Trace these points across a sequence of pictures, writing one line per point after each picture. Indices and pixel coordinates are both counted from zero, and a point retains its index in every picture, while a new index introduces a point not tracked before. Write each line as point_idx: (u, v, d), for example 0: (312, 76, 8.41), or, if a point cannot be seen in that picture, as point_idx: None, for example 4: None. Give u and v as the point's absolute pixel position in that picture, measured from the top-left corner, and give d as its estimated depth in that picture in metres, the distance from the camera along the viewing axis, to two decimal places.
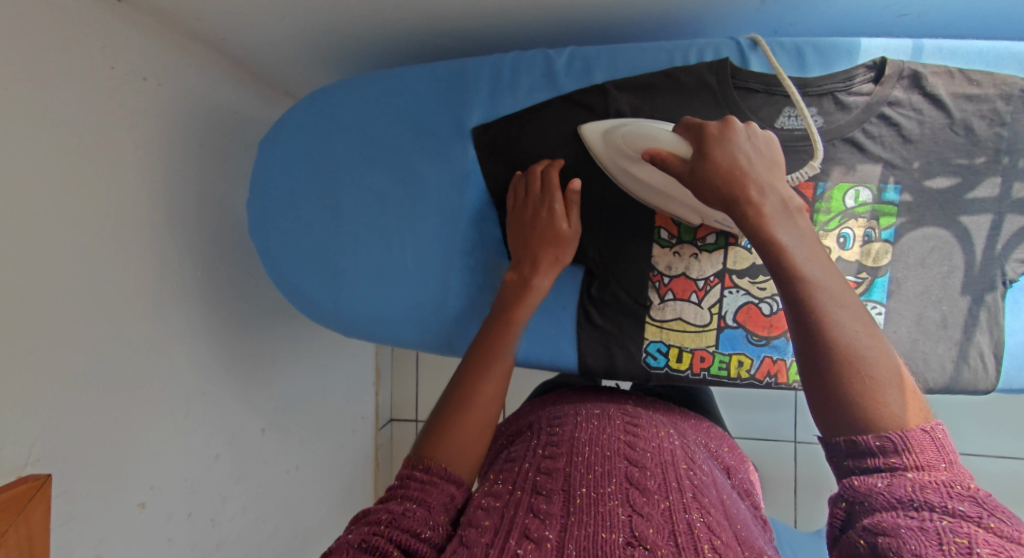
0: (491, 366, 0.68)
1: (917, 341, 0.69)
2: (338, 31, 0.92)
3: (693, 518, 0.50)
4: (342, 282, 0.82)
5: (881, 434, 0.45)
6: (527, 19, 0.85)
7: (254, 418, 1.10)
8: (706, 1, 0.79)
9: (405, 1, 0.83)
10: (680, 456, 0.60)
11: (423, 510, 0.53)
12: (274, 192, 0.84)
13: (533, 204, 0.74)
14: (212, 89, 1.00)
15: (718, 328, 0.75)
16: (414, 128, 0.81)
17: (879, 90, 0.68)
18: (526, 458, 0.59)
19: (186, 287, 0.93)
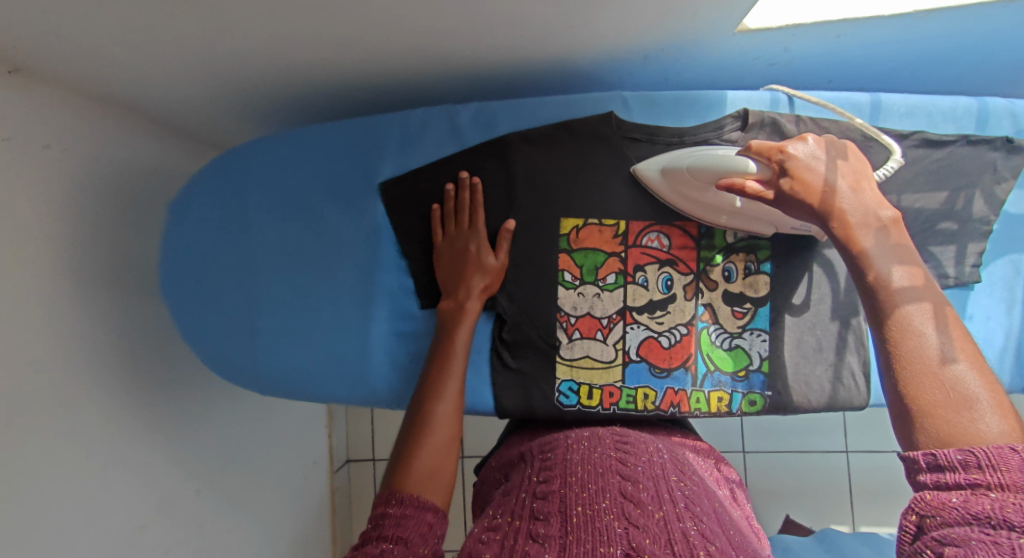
0: (435, 418, 0.69)
1: (798, 365, 0.76)
2: (253, 88, 0.94)
3: (686, 527, 0.55)
4: (260, 341, 0.82)
5: (965, 450, 0.47)
6: (433, 76, 0.90)
7: (186, 480, 1.06)
8: (596, 56, 0.84)
9: (315, 61, 0.85)
10: (668, 468, 0.65)
11: (403, 547, 0.55)
12: (183, 256, 0.82)
13: (458, 243, 0.78)
14: (126, 147, 0.99)
15: (623, 363, 0.79)
16: (327, 185, 0.82)
17: (744, 137, 0.76)
18: (523, 488, 0.63)
19: (97, 352, 0.90)
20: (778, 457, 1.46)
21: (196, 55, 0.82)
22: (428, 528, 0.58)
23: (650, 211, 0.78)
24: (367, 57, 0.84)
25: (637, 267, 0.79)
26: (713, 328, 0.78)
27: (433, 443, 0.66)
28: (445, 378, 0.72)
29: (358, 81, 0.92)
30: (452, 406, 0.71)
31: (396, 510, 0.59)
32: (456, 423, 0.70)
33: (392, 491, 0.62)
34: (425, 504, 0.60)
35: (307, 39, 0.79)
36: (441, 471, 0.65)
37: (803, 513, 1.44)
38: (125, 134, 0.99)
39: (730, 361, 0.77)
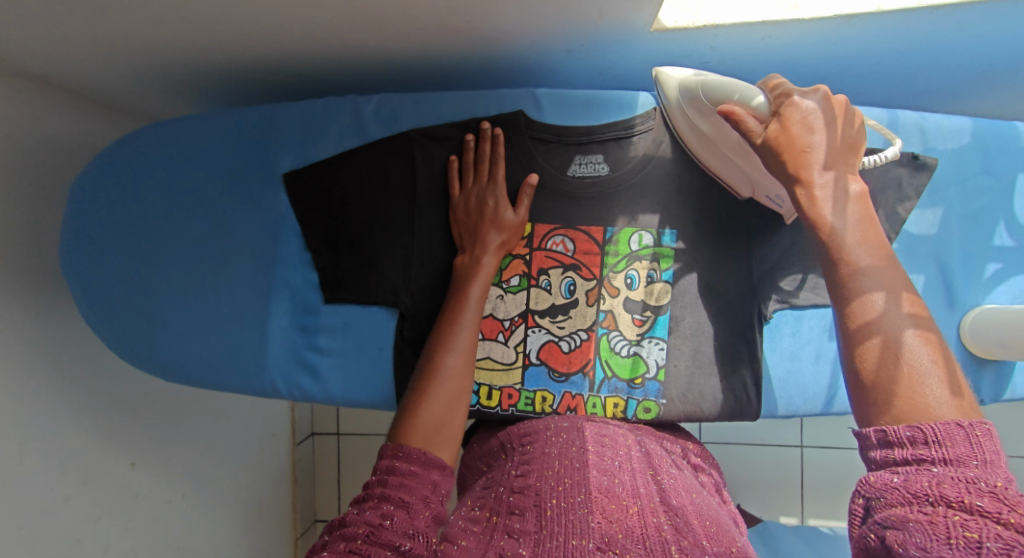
0: (444, 371, 0.66)
1: (693, 374, 0.76)
2: (173, 82, 0.87)
3: (660, 522, 0.52)
4: (158, 328, 0.82)
5: (913, 425, 0.45)
6: (352, 75, 0.85)
7: (118, 453, 1.03)
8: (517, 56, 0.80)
9: (231, 50, 0.77)
10: (645, 461, 0.62)
11: (403, 513, 0.53)
12: (81, 241, 0.80)
13: (480, 194, 0.75)
14: (55, 122, 0.89)
15: (524, 366, 0.78)
16: (227, 176, 0.81)
17: (653, 139, 0.75)
18: (500, 481, 0.59)
19: (10, 328, 0.84)
20: (734, 449, 1.45)
21: (98, 40, 0.74)
22: (433, 487, 0.56)
23: (555, 215, 0.77)
24: (273, 52, 0.78)
25: (541, 270, 0.78)
26: (612, 335, 0.77)
27: (438, 397, 0.63)
28: (456, 330, 0.68)
29: (273, 81, 0.86)
30: (465, 358, 0.68)
31: (403, 466, 0.57)
32: (465, 379, 0.67)
33: (398, 445, 0.59)
34: (430, 461, 0.58)
35: (201, 35, 0.73)
36: (447, 428, 0.62)
37: (754, 503, 1.45)
38: (72, 116, 0.92)
39: (627, 368, 0.77)
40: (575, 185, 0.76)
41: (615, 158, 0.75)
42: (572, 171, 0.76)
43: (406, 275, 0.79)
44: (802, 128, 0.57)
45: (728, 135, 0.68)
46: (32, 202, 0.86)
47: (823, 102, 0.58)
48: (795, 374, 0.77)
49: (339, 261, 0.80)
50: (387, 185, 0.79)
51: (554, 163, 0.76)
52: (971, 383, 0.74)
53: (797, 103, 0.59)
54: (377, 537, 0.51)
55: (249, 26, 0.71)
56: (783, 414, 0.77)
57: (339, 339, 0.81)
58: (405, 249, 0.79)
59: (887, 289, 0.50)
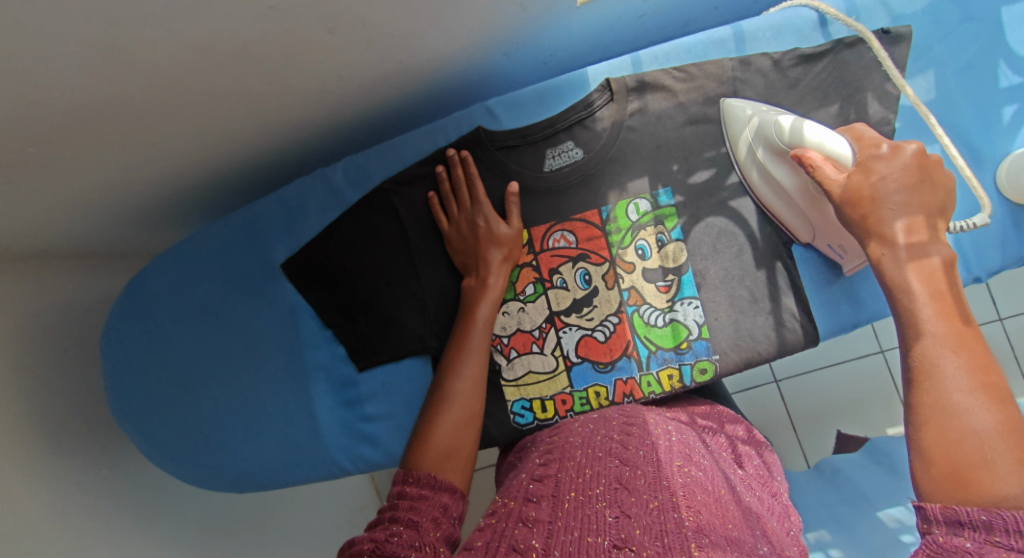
0: (454, 397, 0.68)
1: (738, 321, 0.72)
2: (162, 215, 0.90)
3: (682, 518, 0.46)
4: (217, 445, 0.83)
5: (989, 511, 0.43)
6: (316, 151, 0.86)
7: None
8: (463, 76, 0.80)
9: (201, 169, 0.80)
10: (674, 450, 0.56)
11: (412, 530, 0.53)
12: (125, 389, 0.83)
13: (467, 217, 0.75)
14: (73, 289, 0.93)
15: (568, 368, 0.77)
16: (232, 284, 0.83)
17: (616, 107, 0.73)
18: (524, 468, 0.59)
19: (90, 490, 0.88)
20: (813, 378, 1.35)
21: (84, 201, 0.77)
22: (443, 510, 0.57)
23: (548, 213, 0.76)
24: (236, 156, 0.80)
25: (552, 270, 0.77)
26: (643, 310, 0.75)
27: (449, 421, 0.66)
28: (465, 355, 0.70)
29: (246, 182, 0.88)
30: (474, 381, 0.69)
31: (412, 489, 0.59)
32: (476, 401, 0.68)
33: (407, 472, 0.62)
34: (440, 484, 0.60)
35: (168, 162, 0.76)
36: (460, 450, 0.65)
37: (854, 423, 1.31)
38: (84, 278, 0.96)
39: (669, 336, 0.74)
40: (556, 178, 0.75)
41: (585, 139, 0.74)
42: (548, 166, 0.75)
43: (425, 319, 0.79)
44: (881, 196, 0.59)
45: (802, 184, 0.66)
46: (73, 370, 0.90)
47: (912, 161, 0.59)
48: (840, 286, 0.72)
49: (359, 326, 0.81)
50: (379, 241, 0.79)
51: (529, 165, 0.76)
52: None
53: (885, 160, 0.60)
54: (382, 550, 0.51)
55: (204, 138, 0.73)
56: (842, 331, 0.73)
57: (385, 402, 0.81)
58: (416, 294, 0.79)
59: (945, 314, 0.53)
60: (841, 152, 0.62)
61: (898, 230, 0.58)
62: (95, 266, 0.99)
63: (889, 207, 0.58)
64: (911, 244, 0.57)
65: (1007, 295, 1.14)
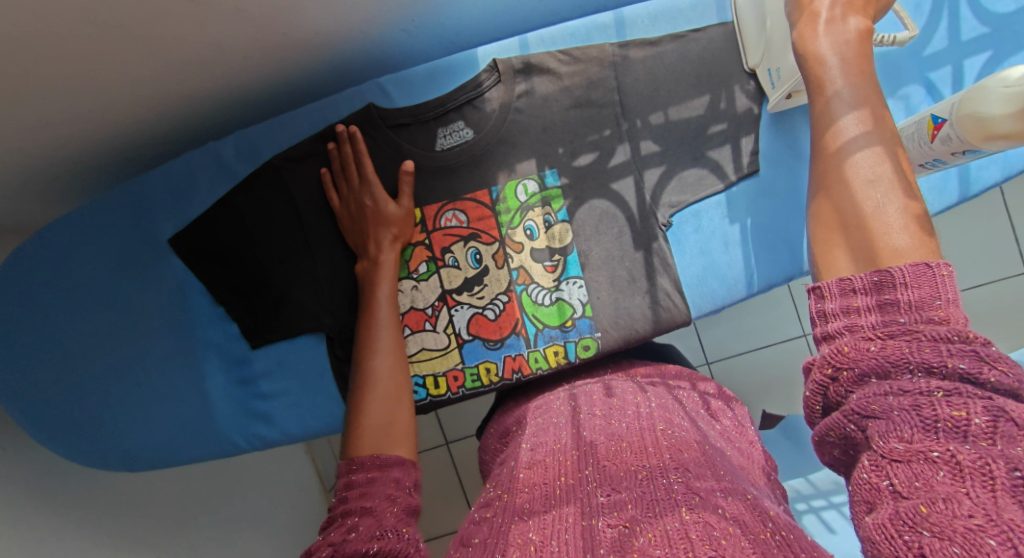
0: (375, 373, 0.68)
1: (617, 300, 0.76)
2: (57, 190, 0.88)
3: (671, 481, 0.47)
4: (104, 426, 0.81)
5: (883, 280, 0.39)
6: (212, 124, 0.84)
7: (142, 551, 1.05)
8: (360, 54, 0.79)
9: (84, 143, 0.78)
10: (654, 415, 0.59)
11: (369, 519, 0.53)
12: (0, 371, 0.79)
13: (356, 197, 0.75)
14: None
15: (459, 345, 0.79)
16: (117, 262, 0.81)
17: (503, 89, 0.74)
18: (512, 456, 0.61)
19: None
20: (742, 359, 1.39)
21: None
22: (396, 483, 0.58)
23: (439, 192, 0.77)
24: (118, 128, 0.77)
25: (444, 249, 0.78)
26: (531, 289, 0.77)
27: (376, 400, 0.65)
28: (374, 333, 0.70)
29: (135, 154, 0.85)
30: (392, 356, 0.69)
31: (359, 475, 0.58)
32: (398, 372, 0.69)
33: (351, 460, 0.61)
34: (387, 462, 0.60)
35: (39, 134, 0.72)
36: (395, 425, 0.64)
37: (778, 405, 1.39)
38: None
39: (555, 314, 0.77)
40: (446, 157, 0.76)
41: (475, 119, 0.75)
42: (440, 145, 0.76)
43: (321, 296, 0.79)
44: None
45: None
46: None
47: None
48: (713, 267, 0.76)
49: (254, 305, 0.80)
50: (272, 219, 0.78)
51: (420, 143, 0.76)
52: None
53: None
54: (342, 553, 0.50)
55: (75, 109, 0.70)
56: (714, 310, 0.77)
57: (280, 380, 0.82)
58: (313, 274, 0.79)
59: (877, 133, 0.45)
60: None
61: None
62: None
63: None
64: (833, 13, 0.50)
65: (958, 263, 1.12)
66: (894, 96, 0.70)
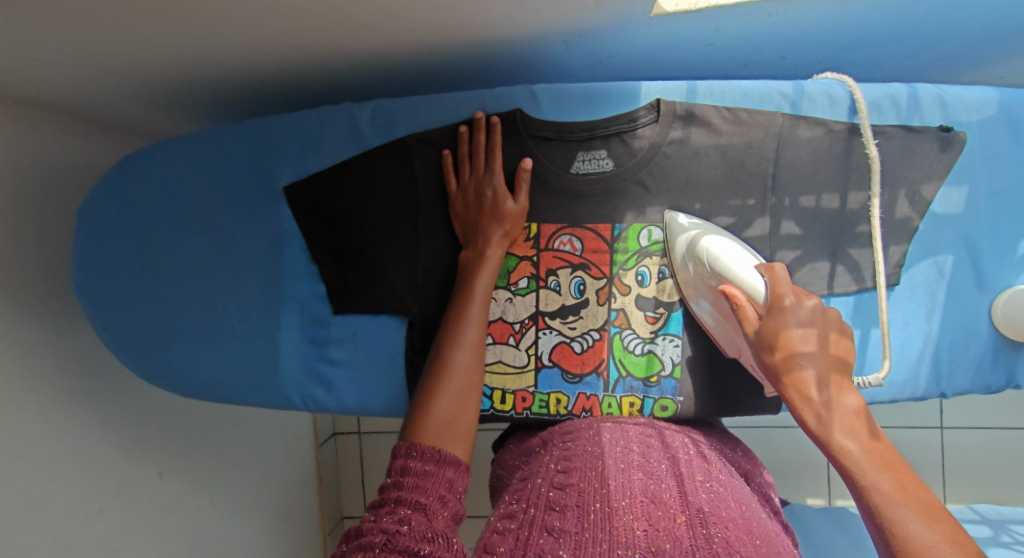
0: (452, 366, 0.66)
1: (711, 370, 0.74)
2: (174, 101, 0.87)
3: (711, 533, 0.47)
4: (171, 346, 0.82)
5: None
6: (346, 82, 0.83)
7: (145, 465, 1.04)
8: (515, 54, 0.77)
9: (224, 68, 0.77)
10: (693, 464, 0.57)
11: (421, 516, 0.51)
12: (89, 268, 0.80)
13: (476, 186, 0.73)
14: (72, 149, 0.91)
15: (536, 368, 0.77)
16: (227, 192, 0.81)
17: (658, 130, 0.72)
18: (539, 474, 0.57)
19: (32, 350, 0.86)
20: (762, 433, 1.32)
21: (103, 67, 0.74)
22: (449, 485, 0.56)
23: (561, 214, 0.75)
24: (260, 63, 0.76)
25: (549, 270, 0.76)
26: (625, 333, 0.75)
27: (448, 392, 0.63)
28: (462, 326, 0.68)
29: (266, 90, 0.85)
30: (473, 353, 0.67)
31: (417, 465, 0.56)
32: (474, 372, 0.67)
33: (411, 443, 0.58)
34: (444, 458, 0.57)
35: (192, 48, 0.72)
36: (460, 422, 0.62)
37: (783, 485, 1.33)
38: (79, 137, 0.92)
39: (642, 366, 0.75)
40: (579, 182, 0.74)
41: (619, 152, 0.73)
42: (575, 168, 0.74)
43: (413, 283, 0.78)
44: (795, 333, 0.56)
45: (722, 305, 0.67)
46: (52, 232, 0.88)
47: (818, 317, 0.56)
48: None
49: (345, 272, 0.79)
50: (390, 192, 0.78)
51: (556, 162, 0.74)
52: (1005, 365, 0.69)
53: (794, 309, 0.57)
54: (395, 545, 0.48)
55: (233, 36, 0.69)
56: None
57: (350, 350, 0.81)
58: (412, 257, 0.78)
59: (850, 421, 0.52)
60: (752, 285, 0.61)
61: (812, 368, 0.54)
62: (91, 130, 0.94)
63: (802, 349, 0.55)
64: (828, 403, 0.53)
65: (951, 408, 1.23)
66: None
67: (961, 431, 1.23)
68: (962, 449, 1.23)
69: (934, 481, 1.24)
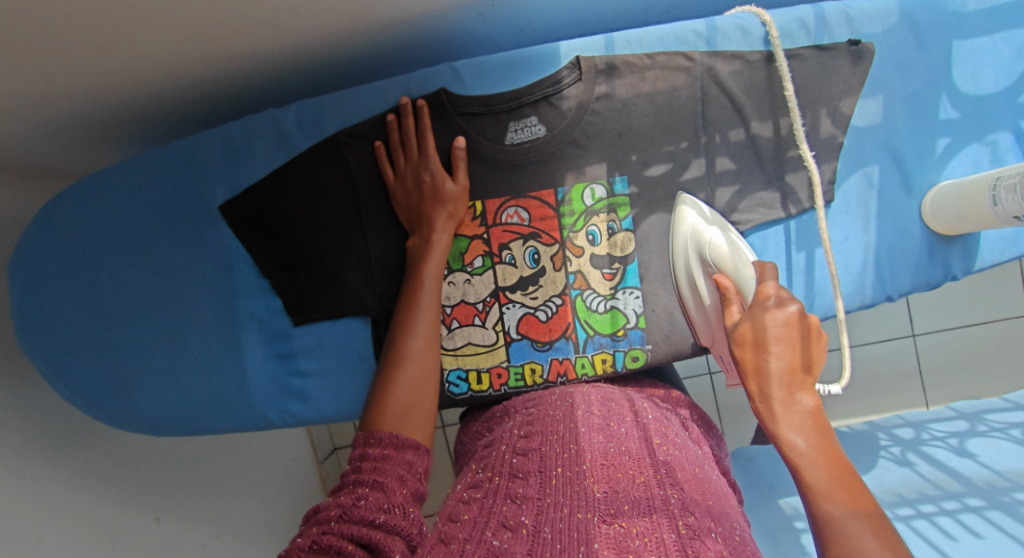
0: (407, 353, 0.67)
1: (673, 315, 0.75)
2: (96, 137, 0.84)
3: (666, 493, 0.48)
4: (134, 387, 0.80)
5: None
6: (268, 89, 0.81)
7: (137, 512, 1.02)
8: (432, 35, 0.76)
9: (138, 94, 0.74)
10: (652, 426, 0.58)
11: (379, 493, 0.52)
12: (33, 321, 0.77)
13: (414, 171, 0.73)
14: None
15: (506, 344, 0.78)
16: (163, 221, 0.79)
17: (583, 88, 0.72)
18: (504, 441, 0.59)
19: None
20: None
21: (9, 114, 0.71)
22: (408, 467, 0.57)
23: (503, 187, 0.75)
24: (173, 83, 0.74)
25: (502, 245, 0.76)
26: (586, 295, 0.76)
27: (405, 380, 0.64)
28: (414, 313, 0.69)
29: (187, 110, 0.82)
30: (429, 339, 0.68)
31: (376, 449, 0.57)
32: (429, 357, 0.67)
33: (369, 432, 0.59)
34: (403, 443, 0.58)
35: (96, 78, 0.69)
36: (419, 406, 0.63)
37: None
38: (4, 192, 0.89)
39: (607, 323, 0.76)
40: (516, 152, 0.74)
41: (549, 116, 0.73)
42: (509, 139, 0.74)
43: (369, 281, 0.77)
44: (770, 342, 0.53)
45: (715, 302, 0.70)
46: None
47: (798, 315, 0.54)
48: None
49: (299, 282, 0.78)
50: (329, 193, 0.76)
51: (489, 136, 0.74)
52: (940, 262, 0.73)
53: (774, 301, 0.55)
54: (349, 516, 0.50)
55: (137, 59, 0.67)
56: None
57: (319, 358, 0.80)
58: (363, 255, 0.77)
59: (808, 434, 0.49)
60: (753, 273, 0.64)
61: (771, 342, 0.53)
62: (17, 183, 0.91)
63: (773, 362, 0.52)
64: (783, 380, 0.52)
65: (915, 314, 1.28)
66: (982, 140, 0.72)
67: (928, 335, 1.29)
68: (931, 350, 1.29)
69: (911, 387, 1.30)
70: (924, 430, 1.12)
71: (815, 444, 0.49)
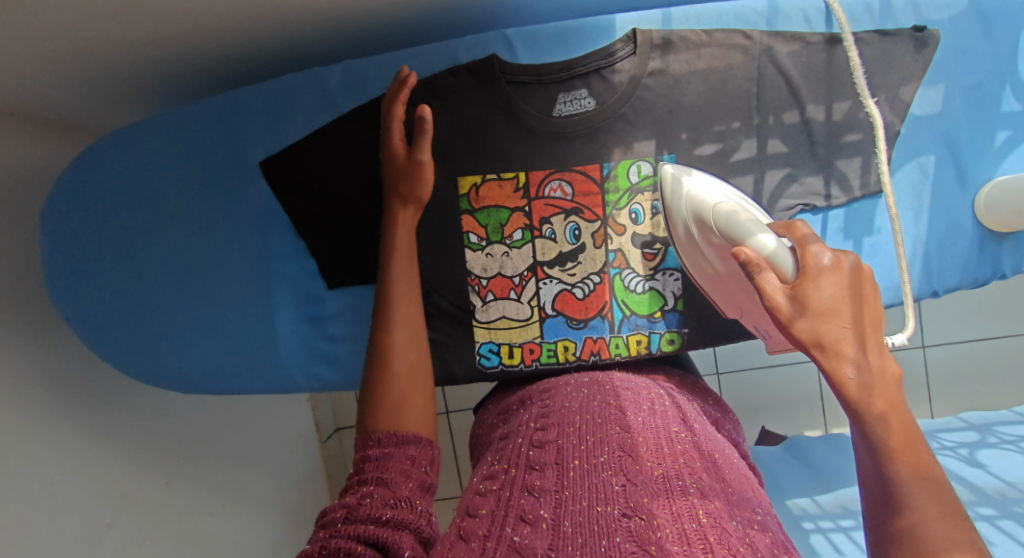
0: (393, 349, 0.64)
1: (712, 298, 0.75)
2: (135, 90, 0.83)
3: (686, 486, 0.46)
4: (161, 342, 0.79)
5: None
6: (312, 49, 0.80)
7: (150, 473, 1.01)
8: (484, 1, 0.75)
9: (184, 46, 0.73)
10: (669, 416, 0.56)
11: (384, 489, 0.51)
12: (64, 270, 0.76)
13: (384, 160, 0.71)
14: (33, 154, 0.86)
15: (541, 319, 0.77)
16: (200, 176, 0.78)
17: (637, 62, 0.70)
18: (519, 433, 0.56)
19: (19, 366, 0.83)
20: (753, 374, 1.33)
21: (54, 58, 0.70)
22: (411, 460, 0.55)
23: (547, 160, 0.74)
24: (221, 37, 0.73)
25: (543, 219, 0.75)
26: (625, 274, 0.75)
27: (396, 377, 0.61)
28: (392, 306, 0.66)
29: (230, 67, 0.81)
30: (412, 332, 0.66)
31: (378, 445, 0.56)
32: (417, 350, 0.65)
33: (364, 444, 0.56)
34: (404, 439, 0.56)
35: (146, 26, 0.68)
36: (414, 403, 0.61)
37: (777, 421, 1.34)
38: (40, 142, 0.88)
39: (645, 303, 0.75)
40: (564, 125, 0.73)
41: (600, 90, 0.71)
42: (558, 111, 0.72)
43: None
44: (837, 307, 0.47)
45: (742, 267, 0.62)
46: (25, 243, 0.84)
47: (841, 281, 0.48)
48: None
49: (333, 246, 0.77)
50: (368, 157, 0.75)
51: (537, 107, 0.73)
52: (991, 259, 0.72)
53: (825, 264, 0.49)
54: (357, 516, 0.48)
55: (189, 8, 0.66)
56: None
57: (348, 324, 0.79)
58: None
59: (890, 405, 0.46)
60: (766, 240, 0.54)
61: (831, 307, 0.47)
62: (52, 134, 0.90)
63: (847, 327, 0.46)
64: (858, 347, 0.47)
65: (934, 325, 1.27)
66: None
67: (950, 345, 1.28)
68: (952, 360, 1.28)
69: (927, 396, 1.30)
70: (933, 439, 1.08)
71: (893, 414, 0.46)
